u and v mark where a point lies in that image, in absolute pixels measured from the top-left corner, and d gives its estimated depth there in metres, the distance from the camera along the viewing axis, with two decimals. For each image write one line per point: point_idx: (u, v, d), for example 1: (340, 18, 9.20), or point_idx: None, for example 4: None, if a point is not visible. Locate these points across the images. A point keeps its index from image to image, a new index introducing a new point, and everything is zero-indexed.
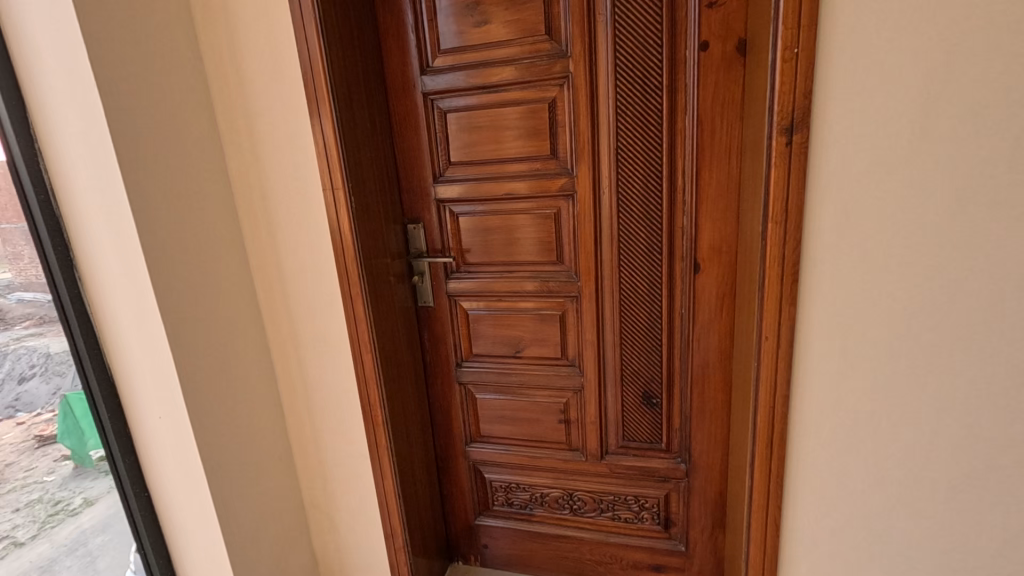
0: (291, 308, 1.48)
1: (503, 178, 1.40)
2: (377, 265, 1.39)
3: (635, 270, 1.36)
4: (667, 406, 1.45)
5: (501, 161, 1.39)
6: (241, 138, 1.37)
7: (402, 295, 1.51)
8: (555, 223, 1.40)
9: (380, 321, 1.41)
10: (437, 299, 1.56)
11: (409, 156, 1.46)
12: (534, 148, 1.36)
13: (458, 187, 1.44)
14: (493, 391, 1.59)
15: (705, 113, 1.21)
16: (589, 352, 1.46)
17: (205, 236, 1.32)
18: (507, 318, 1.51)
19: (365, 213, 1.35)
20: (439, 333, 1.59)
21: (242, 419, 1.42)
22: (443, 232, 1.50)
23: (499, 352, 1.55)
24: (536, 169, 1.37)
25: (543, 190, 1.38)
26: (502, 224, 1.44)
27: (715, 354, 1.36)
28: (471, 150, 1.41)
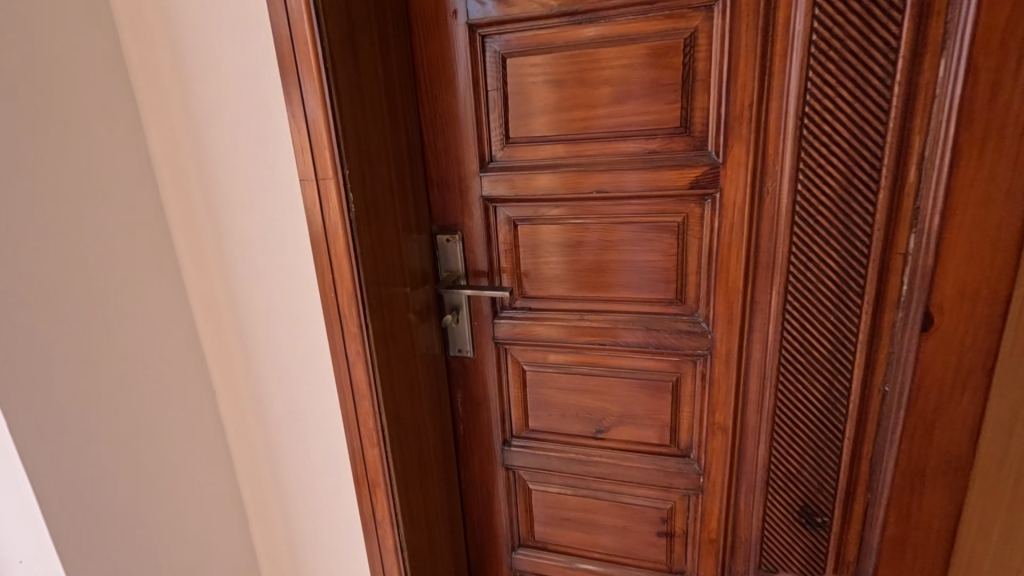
0: (254, 360, 0.96)
1: (592, 167, 0.87)
2: (389, 307, 0.86)
3: (811, 324, 0.83)
4: (840, 534, 0.92)
5: (590, 140, 0.86)
6: (165, 86, 0.84)
7: (426, 343, 0.99)
8: (675, 240, 0.87)
9: (394, 395, 0.88)
10: (477, 347, 1.04)
11: (443, 129, 0.92)
12: (649, 117, 0.83)
13: (516, 180, 0.91)
14: (555, 483, 1.08)
15: (987, 53, 0.65)
16: (717, 439, 0.95)
17: (105, 254, 0.81)
18: (584, 382, 0.99)
19: (376, 222, 0.82)
20: (479, 396, 1.07)
21: (171, 540, 0.92)
22: (490, 248, 0.97)
23: (569, 429, 1.03)
24: (649, 153, 0.84)
25: (660, 186, 0.85)
26: (587, 240, 0.91)
27: (943, 463, 0.82)
28: (541, 122, 0.88)
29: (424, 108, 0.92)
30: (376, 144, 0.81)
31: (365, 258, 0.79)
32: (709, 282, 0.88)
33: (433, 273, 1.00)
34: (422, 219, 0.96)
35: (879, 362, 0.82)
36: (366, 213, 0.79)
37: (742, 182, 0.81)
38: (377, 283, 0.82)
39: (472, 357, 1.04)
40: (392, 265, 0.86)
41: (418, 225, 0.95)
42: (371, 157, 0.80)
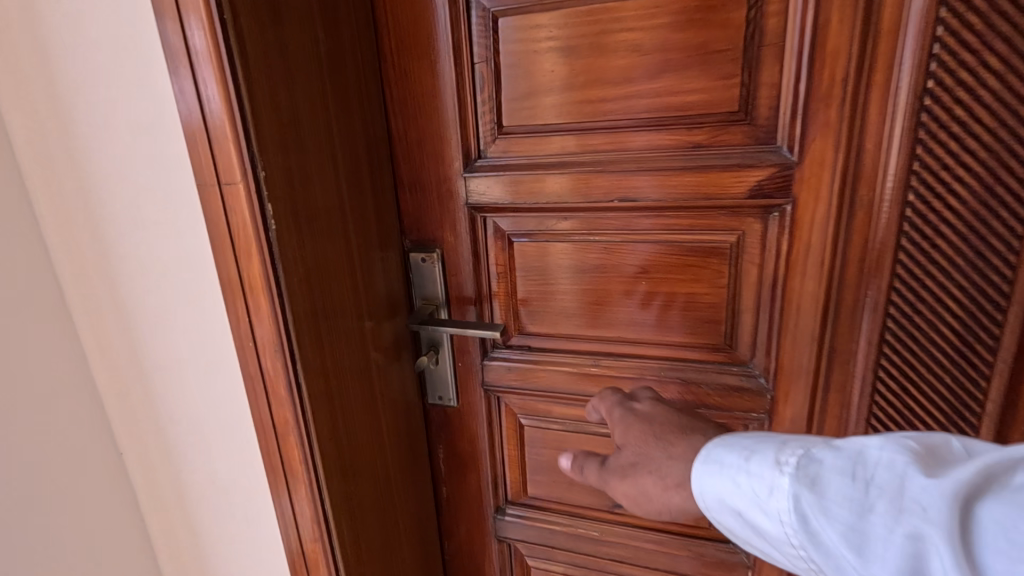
0: (156, 441, 0.70)
1: (613, 167, 0.64)
2: (332, 361, 0.62)
3: (916, 388, 0.59)
4: None
5: (611, 131, 0.64)
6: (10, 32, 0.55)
7: (397, 391, 0.77)
8: (725, 267, 0.64)
9: (346, 473, 0.65)
10: (462, 395, 0.82)
11: (414, 116, 0.70)
12: (693, 98, 0.60)
13: (512, 183, 0.69)
14: (560, 563, 0.87)
15: None
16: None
17: None
18: (599, 444, 0.78)
19: (310, 245, 0.58)
20: (466, 452, 0.85)
21: None
22: (479, 271, 0.75)
23: (579, 498, 0.81)
24: (693, 148, 0.61)
25: (706, 195, 0.61)
26: (606, 263, 0.69)
27: None
28: (546, 107, 0.66)
29: (391, 89, 0.70)
30: (310, 136, 0.57)
31: (289, 299, 0.55)
32: (769, 325, 0.65)
33: (404, 303, 0.78)
34: (388, 234, 0.73)
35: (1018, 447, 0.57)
36: (295, 232, 0.55)
37: (826, 189, 0.57)
38: (310, 330, 0.58)
39: (455, 407, 0.82)
40: (339, 301, 0.63)
41: (380, 244, 0.71)
42: (303, 154, 0.56)
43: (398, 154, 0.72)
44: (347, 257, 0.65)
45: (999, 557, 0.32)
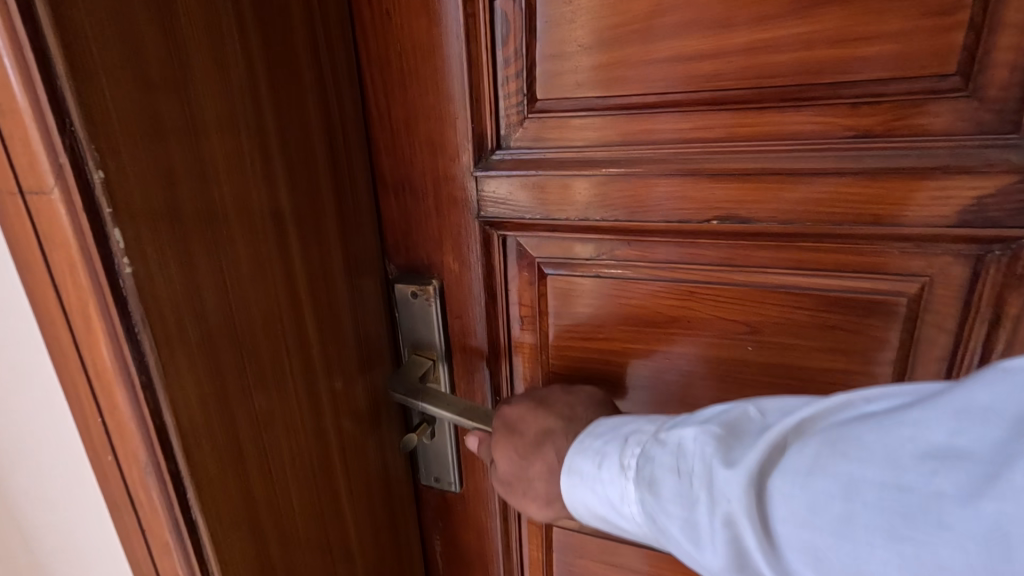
0: None
1: (715, 168, 0.40)
2: (264, 471, 0.39)
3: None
4: None
5: (714, 110, 0.39)
6: None
7: (377, 479, 0.54)
8: (890, 333, 0.39)
9: None
10: (466, 477, 0.59)
11: (400, 81, 0.46)
12: (868, 51, 0.35)
13: (549, 187, 0.45)
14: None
15: None
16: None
17: None
18: (657, 561, 0.55)
19: (215, 291, 0.34)
20: (471, 550, 0.63)
21: None
22: (494, 313, 0.51)
23: None
24: (858, 139, 0.37)
25: (873, 216, 0.37)
26: (689, 314, 0.45)
27: None
28: (608, 69, 0.41)
29: (366, 40, 0.46)
30: (212, 106, 0.34)
31: (167, 391, 0.32)
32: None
33: (385, 354, 0.54)
34: (360, 259, 0.49)
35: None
36: (179, 274, 0.32)
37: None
38: (215, 434, 0.35)
39: (457, 492, 0.60)
40: (276, 373, 0.40)
41: (349, 273, 0.48)
42: (197, 137, 0.33)
43: (376, 140, 0.49)
44: (288, 302, 0.41)
45: (799, 538, 0.27)
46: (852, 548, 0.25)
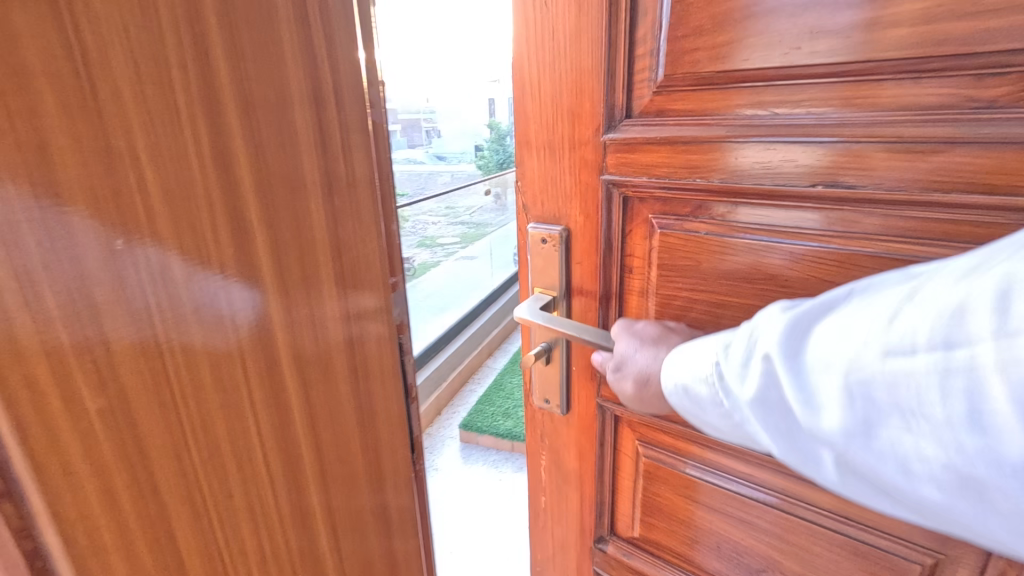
0: None
1: (828, 137, 0.44)
2: (305, 504, 0.34)
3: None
4: None
5: (835, 83, 0.43)
6: None
7: None
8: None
9: None
10: (572, 403, 0.70)
11: (551, 61, 0.56)
12: (994, 25, 0.36)
13: (668, 153, 0.53)
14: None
15: None
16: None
17: None
18: (735, 508, 0.60)
19: (246, 299, 0.29)
20: (571, 467, 0.74)
21: None
22: (609, 261, 0.60)
23: (703, 561, 0.65)
24: (982, 109, 0.38)
25: (986, 187, 0.39)
26: (788, 273, 0.49)
27: None
28: (734, 47, 0.47)
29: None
30: (113, 24, 0.21)
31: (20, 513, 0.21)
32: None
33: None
34: (399, 270, 0.42)
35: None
36: (54, 327, 0.20)
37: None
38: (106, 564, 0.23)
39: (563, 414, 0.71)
40: (322, 388, 0.35)
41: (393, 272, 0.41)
42: (98, 106, 0.21)
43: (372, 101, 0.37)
44: (256, 349, 0.30)
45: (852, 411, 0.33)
46: (893, 403, 0.31)
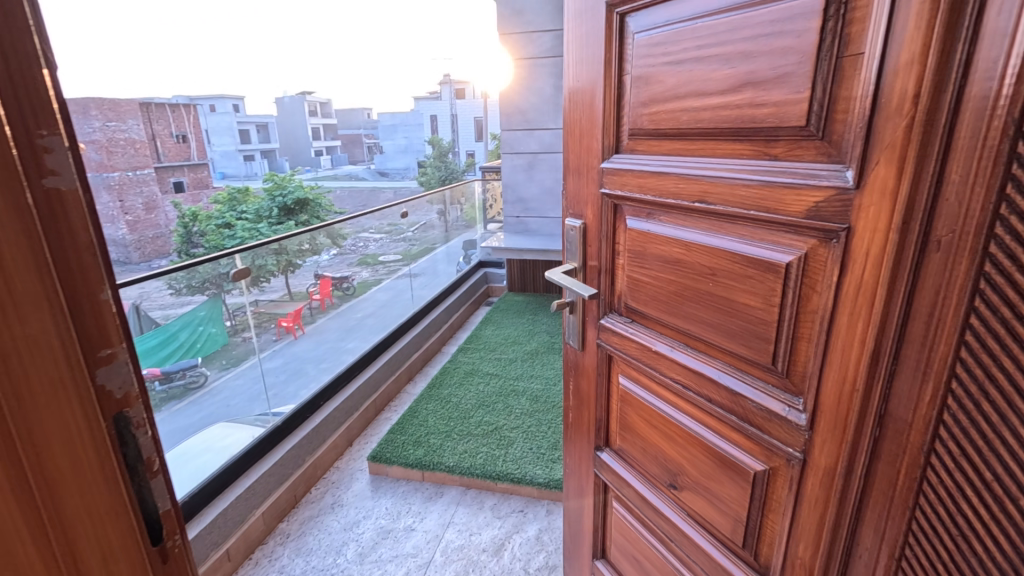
0: None
1: (698, 173, 0.71)
2: None
3: (976, 477, 0.48)
4: None
5: (705, 136, 0.70)
6: None
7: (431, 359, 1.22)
8: (780, 285, 0.64)
9: None
10: (583, 341, 1.04)
11: (582, 116, 0.93)
12: (770, 110, 0.61)
13: (629, 178, 0.84)
14: (631, 518, 1.00)
15: None
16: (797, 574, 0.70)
17: None
18: (664, 424, 0.87)
19: None
20: (585, 391, 1.08)
21: None
22: (602, 245, 0.94)
23: (648, 465, 0.93)
24: (769, 159, 0.63)
25: (769, 209, 0.63)
26: (685, 257, 0.77)
27: None
28: (661, 113, 0.76)
29: (17, 18, 0.33)
30: None
31: None
32: (821, 360, 0.61)
33: (137, 399, 0.44)
34: (116, 339, 0.41)
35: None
36: None
37: (884, 220, 0.51)
38: None
39: (578, 351, 1.06)
40: None
41: (66, 320, 0.36)
42: None
43: (54, 168, 0.35)
44: None
45: None
46: None
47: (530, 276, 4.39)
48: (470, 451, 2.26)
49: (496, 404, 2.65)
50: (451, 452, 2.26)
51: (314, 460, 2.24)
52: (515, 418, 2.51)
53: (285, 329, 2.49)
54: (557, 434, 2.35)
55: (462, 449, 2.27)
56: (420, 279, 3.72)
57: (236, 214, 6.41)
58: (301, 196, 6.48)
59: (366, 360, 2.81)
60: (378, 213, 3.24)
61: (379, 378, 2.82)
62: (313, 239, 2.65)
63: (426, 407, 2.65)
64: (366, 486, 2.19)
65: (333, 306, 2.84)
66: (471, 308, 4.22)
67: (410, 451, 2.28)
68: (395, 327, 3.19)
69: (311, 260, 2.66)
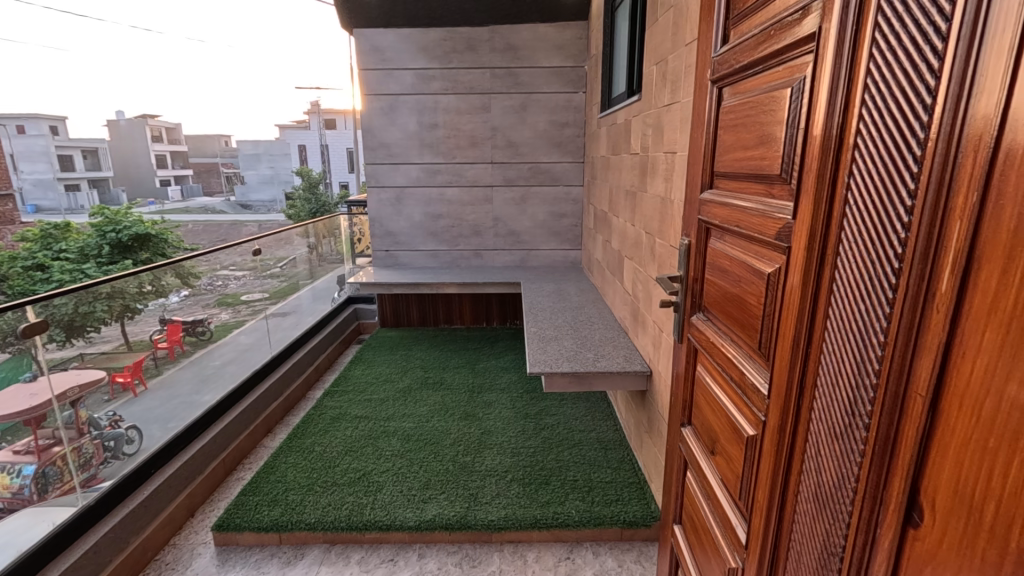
0: None
1: (737, 205, 0.87)
2: None
3: (822, 430, 0.62)
4: None
5: (743, 183, 0.86)
6: None
7: None
8: (764, 290, 0.78)
9: None
10: (680, 335, 1.18)
11: (694, 159, 1.09)
12: (769, 164, 0.76)
13: (710, 207, 0.99)
14: (696, 489, 1.09)
15: (866, 202, 0.53)
16: (756, 519, 0.80)
17: None
18: (714, 402, 0.99)
19: None
20: (679, 376, 1.21)
21: None
22: (695, 257, 1.08)
23: (703, 437, 1.06)
24: (764, 200, 0.78)
25: (761, 235, 0.78)
26: (730, 270, 0.91)
27: None
28: (727, 163, 0.92)
29: None
30: None
31: None
32: (770, 348, 0.76)
33: None
34: None
35: (879, 558, 0.53)
36: None
37: (801, 239, 0.67)
38: None
39: (678, 344, 1.20)
40: None
41: None
42: None
43: None
44: None
45: None
46: None
47: (403, 311, 4.32)
48: (335, 503, 2.09)
49: (365, 449, 2.52)
50: (313, 507, 2.07)
51: (143, 539, 1.89)
52: (385, 462, 2.40)
53: (122, 386, 2.13)
54: (428, 473, 2.30)
55: (326, 502, 2.10)
56: (290, 318, 3.48)
57: (53, 253, 5.36)
58: (138, 230, 5.71)
59: (216, 415, 2.51)
60: (239, 249, 2.96)
61: (230, 434, 2.52)
62: (158, 279, 2.36)
63: (285, 461, 2.41)
64: (209, 561, 1.91)
65: (185, 354, 2.50)
66: (340, 347, 4.04)
67: (265, 512, 2.04)
68: (254, 374, 2.89)
69: (156, 303, 2.35)
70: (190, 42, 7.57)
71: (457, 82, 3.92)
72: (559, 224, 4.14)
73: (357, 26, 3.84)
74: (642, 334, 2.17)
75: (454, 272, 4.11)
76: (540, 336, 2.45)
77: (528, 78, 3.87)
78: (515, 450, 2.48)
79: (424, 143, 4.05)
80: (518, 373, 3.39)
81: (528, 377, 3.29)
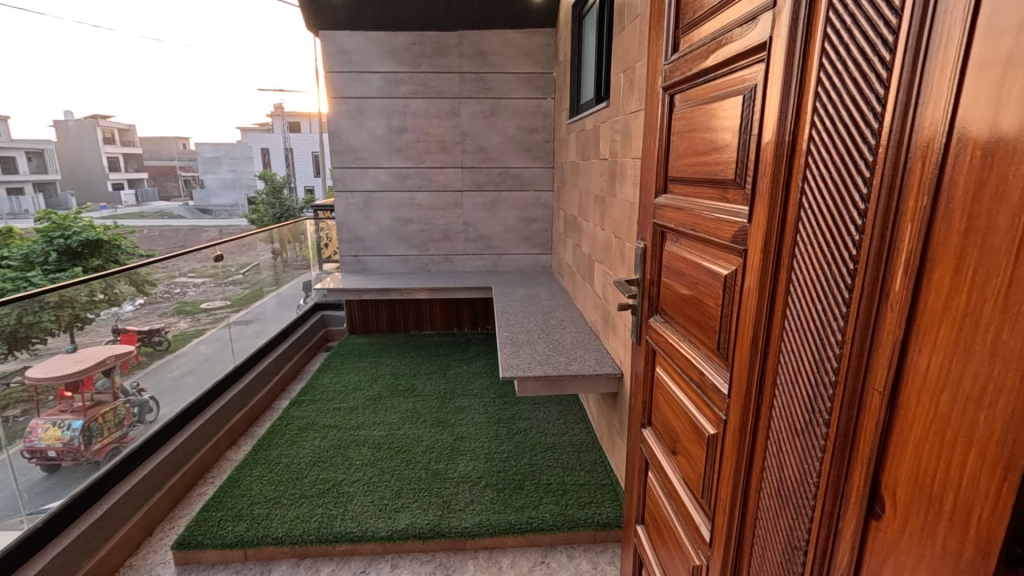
0: None
1: (692, 209, 0.88)
2: None
3: (783, 426, 0.63)
4: None
5: (698, 186, 0.87)
6: None
7: None
8: (722, 291, 0.79)
9: None
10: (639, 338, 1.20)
11: (648, 163, 1.11)
12: (723, 169, 0.78)
13: (665, 210, 1.00)
14: (659, 489, 1.10)
15: (821, 205, 0.55)
16: (720, 517, 0.81)
17: None
18: (674, 402, 1.00)
19: None
20: (637, 378, 1.21)
21: None
22: (652, 260, 1.09)
23: (664, 437, 1.07)
24: (718, 203, 0.80)
25: (717, 237, 0.79)
26: (686, 272, 0.93)
27: None
28: (680, 167, 0.94)
29: None
30: None
31: None
32: (730, 349, 0.77)
33: None
34: None
35: (842, 549, 0.54)
36: None
37: (757, 241, 0.68)
38: None
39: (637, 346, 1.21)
40: None
41: None
42: None
43: None
44: None
45: None
46: None
47: (373, 316, 4.26)
48: (303, 516, 2.03)
49: (334, 459, 2.46)
50: (280, 521, 2.00)
51: (96, 561, 1.79)
52: (355, 471, 2.35)
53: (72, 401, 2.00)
54: (400, 481, 2.26)
55: (294, 515, 2.04)
56: (254, 326, 3.37)
57: None
58: (89, 237, 5.45)
59: (174, 429, 2.41)
60: (198, 254, 2.86)
61: (191, 447, 2.42)
62: (110, 288, 2.22)
63: (250, 474, 2.33)
64: None
65: (140, 366, 2.38)
66: (308, 355, 3.96)
67: (228, 528, 1.96)
68: (216, 385, 2.80)
69: (107, 312, 2.22)
70: (145, 41, 7.33)
71: (425, 86, 3.89)
72: (529, 228, 4.15)
73: (321, 28, 3.78)
74: (613, 337, 2.19)
75: (425, 276, 4.07)
76: (511, 340, 2.45)
77: (497, 83, 3.87)
78: (488, 455, 2.46)
79: (393, 147, 4.00)
80: (489, 378, 3.37)
81: (500, 381, 3.28)
